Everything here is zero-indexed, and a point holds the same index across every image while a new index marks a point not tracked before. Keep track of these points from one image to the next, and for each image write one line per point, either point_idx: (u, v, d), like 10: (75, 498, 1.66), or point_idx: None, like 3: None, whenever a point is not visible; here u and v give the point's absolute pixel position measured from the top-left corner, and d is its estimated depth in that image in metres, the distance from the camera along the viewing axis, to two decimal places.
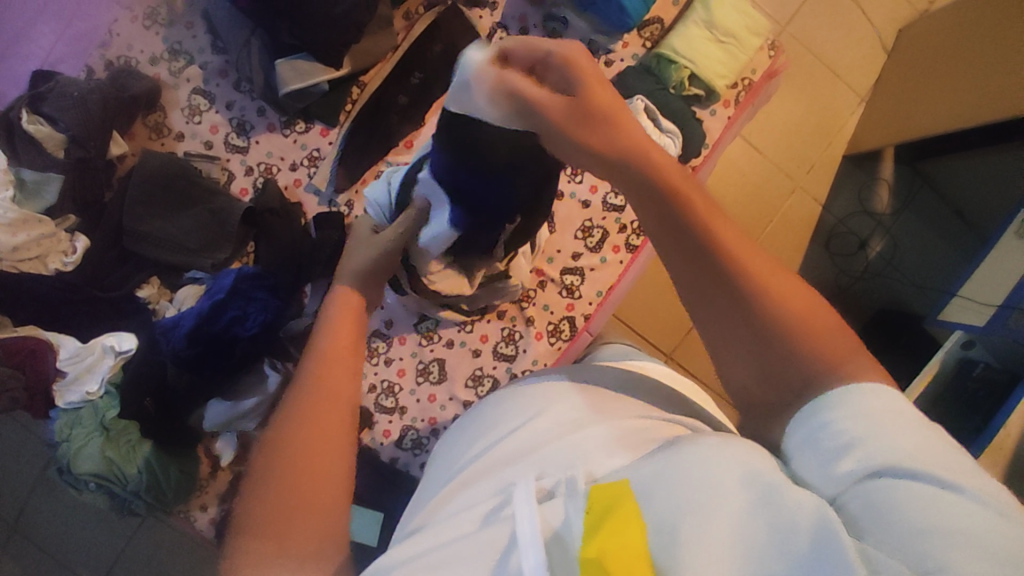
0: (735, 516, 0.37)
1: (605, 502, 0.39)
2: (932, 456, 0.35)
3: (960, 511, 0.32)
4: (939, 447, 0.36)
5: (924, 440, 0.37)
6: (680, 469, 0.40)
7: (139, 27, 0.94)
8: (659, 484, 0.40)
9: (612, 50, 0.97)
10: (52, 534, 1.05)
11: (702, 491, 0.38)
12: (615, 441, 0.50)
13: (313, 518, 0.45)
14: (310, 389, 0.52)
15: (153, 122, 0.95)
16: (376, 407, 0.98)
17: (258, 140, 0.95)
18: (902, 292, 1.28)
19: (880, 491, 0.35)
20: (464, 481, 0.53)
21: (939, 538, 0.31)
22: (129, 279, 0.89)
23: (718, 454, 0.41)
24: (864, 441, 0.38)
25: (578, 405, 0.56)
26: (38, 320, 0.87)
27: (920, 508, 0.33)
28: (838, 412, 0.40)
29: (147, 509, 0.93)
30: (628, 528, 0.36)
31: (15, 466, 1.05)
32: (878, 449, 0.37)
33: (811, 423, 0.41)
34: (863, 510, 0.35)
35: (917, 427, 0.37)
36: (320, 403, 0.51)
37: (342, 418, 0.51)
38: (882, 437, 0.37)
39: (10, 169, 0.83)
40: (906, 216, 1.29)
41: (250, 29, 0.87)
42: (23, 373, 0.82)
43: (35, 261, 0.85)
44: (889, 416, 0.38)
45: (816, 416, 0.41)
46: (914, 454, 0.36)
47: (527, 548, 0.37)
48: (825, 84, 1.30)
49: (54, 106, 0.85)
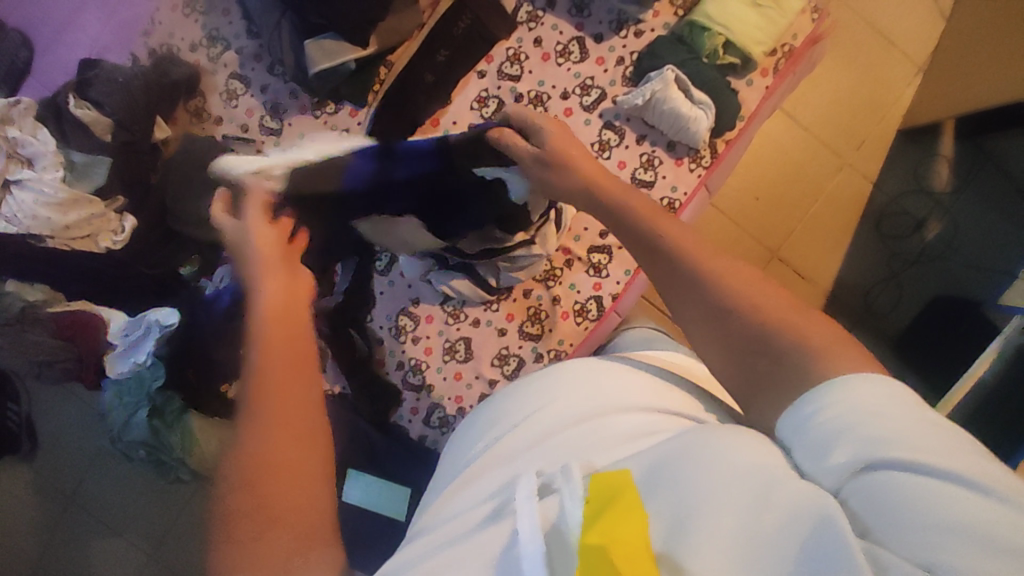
0: (736, 506, 0.38)
1: (603, 496, 0.40)
2: (932, 443, 0.35)
3: (961, 501, 0.32)
4: (940, 433, 0.36)
5: (924, 427, 0.36)
6: (685, 466, 0.41)
7: (179, 15, 0.98)
8: (667, 476, 0.41)
9: (642, 20, 0.94)
10: (109, 501, 1.12)
11: (708, 484, 0.39)
12: (621, 435, 0.50)
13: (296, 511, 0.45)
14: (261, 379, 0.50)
15: (194, 107, 0.98)
16: (404, 384, 0.99)
17: (290, 123, 0.98)
18: (960, 274, 1.19)
19: (877, 485, 0.35)
20: (474, 471, 0.54)
21: (941, 533, 0.31)
22: (173, 257, 0.95)
23: (739, 449, 0.41)
24: (862, 433, 0.38)
25: (589, 396, 0.57)
26: (88, 294, 0.93)
27: (921, 504, 0.33)
28: (833, 404, 0.41)
29: (191, 476, 0.99)
30: (624, 518, 0.38)
31: (74, 437, 1.13)
32: (872, 446, 0.37)
33: (796, 418, 0.42)
34: (863, 507, 0.35)
35: (916, 414, 0.37)
36: (278, 396, 0.49)
37: (301, 402, 0.50)
38: (876, 429, 0.37)
39: (60, 152, 0.88)
40: (969, 194, 1.20)
41: (281, 11, 0.89)
42: (74, 343, 0.91)
43: (87, 239, 0.90)
44: (885, 407, 0.38)
45: (812, 406, 0.42)
46: (910, 445, 0.35)
47: (526, 541, 0.38)
48: (877, 52, 1.22)
49: (100, 92, 0.90)
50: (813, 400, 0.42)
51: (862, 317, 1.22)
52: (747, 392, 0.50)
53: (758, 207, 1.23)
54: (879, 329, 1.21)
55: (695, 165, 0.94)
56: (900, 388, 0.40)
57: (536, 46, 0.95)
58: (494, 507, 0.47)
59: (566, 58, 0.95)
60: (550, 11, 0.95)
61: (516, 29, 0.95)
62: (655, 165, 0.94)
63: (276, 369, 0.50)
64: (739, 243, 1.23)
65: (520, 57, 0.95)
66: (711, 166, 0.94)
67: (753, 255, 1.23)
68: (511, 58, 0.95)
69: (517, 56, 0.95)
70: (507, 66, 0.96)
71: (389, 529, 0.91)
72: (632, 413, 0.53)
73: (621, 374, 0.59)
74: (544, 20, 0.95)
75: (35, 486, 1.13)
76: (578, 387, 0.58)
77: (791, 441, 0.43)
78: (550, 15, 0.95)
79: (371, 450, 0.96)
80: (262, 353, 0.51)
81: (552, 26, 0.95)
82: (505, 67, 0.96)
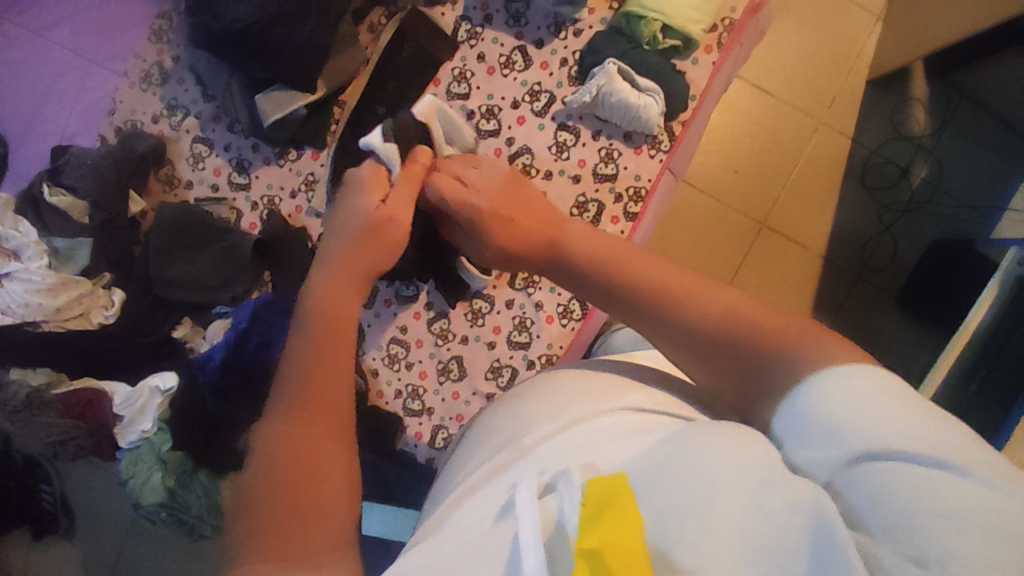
0: (734, 507, 0.38)
1: (604, 497, 0.39)
2: (924, 431, 0.36)
3: (954, 487, 0.33)
4: (928, 421, 0.37)
5: (910, 413, 0.38)
6: (680, 468, 0.41)
7: (137, 91, 1.02)
8: (659, 479, 0.41)
9: (580, 19, 0.95)
10: (147, 567, 1.15)
11: (703, 484, 0.40)
12: (611, 436, 0.50)
13: (315, 530, 0.44)
14: (291, 405, 0.50)
15: (165, 175, 1.01)
16: (404, 411, 1.00)
17: (258, 175, 1.00)
18: (951, 215, 1.17)
19: (874, 478, 0.36)
20: (470, 485, 0.53)
21: (937, 522, 0.32)
22: (164, 323, 0.97)
23: (729, 448, 0.42)
24: (855, 427, 0.39)
25: (580, 399, 0.56)
26: (90, 371, 0.96)
27: (917, 491, 0.34)
28: (820, 397, 0.42)
29: (216, 531, 1.01)
30: (625, 523, 0.36)
31: (106, 509, 1.16)
32: (863, 434, 0.38)
33: (788, 410, 0.44)
34: (859, 494, 0.36)
35: (904, 403, 0.39)
36: (307, 415, 0.50)
37: (336, 409, 0.51)
38: (866, 419, 0.39)
39: (42, 240, 0.93)
40: (950, 132, 1.17)
41: (229, 72, 0.93)
42: (84, 421, 0.94)
43: (80, 318, 0.93)
44: (873, 395, 0.40)
45: (799, 402, 0.43)
46: (901, 431, 0.37)
47: (529, 549, 0.38)
48: (832, 7, 1.21)
49: (72, 176, 0.93)
50: (803, 389, 0.43)
51: (863, 274, 1.19)
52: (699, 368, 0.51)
53: (737, 180, 1.22)
54: (882, 282, 1.19)
55: (654, 151, 0.94)
56: (884, 376, 0.41)
57: (480, 61, 0.96)
58: (493, 512, 0.47)
59: (511, 68, 0.96)
60: (488, 26, 0.96)
61: (458, 49, 0.96)
62: (615, 157, 0.94)
63: (314, 392, 0.51)
64: (725, 220, 1.22)
65: (466, 76, 0.96)
66: (671, 149, 0.94)
67: (740, 228, 1.22)
68: (457, 78, 0.96)
69: (463, 75, 0.96)
70: (455, 86, 0.96)
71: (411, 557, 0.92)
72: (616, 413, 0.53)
73: (606, 377, 0.59)
74: (483, 36, 0.96)
75: (75, 562, 1.17)
76: (568, 392, 0.58)
77: (785, 435, 0.44)
78: (488, 30, 0.96)
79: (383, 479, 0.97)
80: (297, 364, 0.53)
81: (492, 40, 0.96)
82: (453, 87, 0.96)
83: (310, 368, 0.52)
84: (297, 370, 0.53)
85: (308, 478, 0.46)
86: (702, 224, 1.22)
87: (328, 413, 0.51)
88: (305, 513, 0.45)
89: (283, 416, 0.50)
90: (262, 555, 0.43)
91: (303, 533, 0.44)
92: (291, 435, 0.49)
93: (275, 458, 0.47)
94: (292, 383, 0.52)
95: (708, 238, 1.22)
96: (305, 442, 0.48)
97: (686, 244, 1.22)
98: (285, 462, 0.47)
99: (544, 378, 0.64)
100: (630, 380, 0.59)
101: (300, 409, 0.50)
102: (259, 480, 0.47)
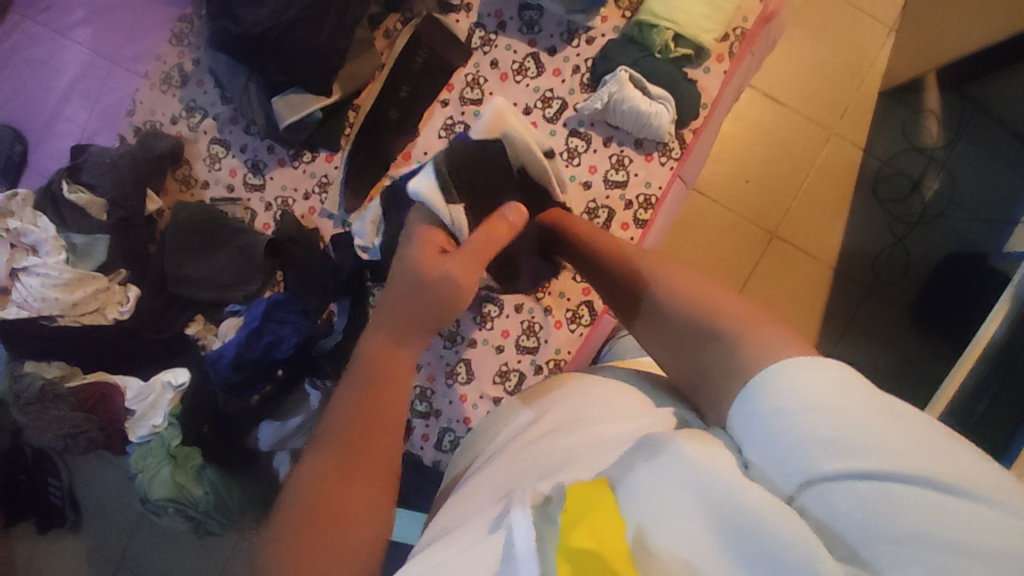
0: (713, 517, 0.38)
1: (584, 503, 0.40)
2: (904, 438, 0.36)
3: (940, 501, 0.33)
4: (908, 428, 0.37)
5: (888, 419, 0.37)
6: (667, 477, 0.42)
7: (157, 92, 1.04)
8: (637, 488, 0.42)
9: (592, 27, 0.96)
10: (153, 562, 1.16)
11: (687, 492, 0.40)
12: (602, 443, 0.50)
13: (346, 548, 0.45)
14: (349, 421, 0.50)
15: (182, 175, 1.03)
16: (412, 412, 1.01)
17: (272, 176, 1.02)
18: (964, 228, 1.16)
19: (861, 499, 0.35)
20: (466, 496, 0.54)
21: (927, 548, 0.32)
22: (177, 320, 0.98)
23: (723, 457, 0.42)
24: (831, 430, 0.38)
25: (574, 405, 0.57)
26: (104, 365, 0.98)
27: (903, 505, 0.34)
28: (789, 402, 0.41)
29: (222, 528, 1.02)
30: (611, 528, 0.37)
31: (113, 504, 1.17)
32: (840, 439, 0.37)
33: (757, 409, 0.42)
34: (841, 503, 0.36)
35: (880, 408, 0.38)
36: (368, 441, 0.49)
37: (390, 435, 0.51)
38: (841, 422, 0.38)
39: (61, 236, 0.94)
40: (963, 145, 1.17)
41: (247, 75, 0.95)
42: (95, 415, 0.95)
43: (95, 313, 0.95)
44: (847, 397, 0.39)
45: (767, 398, 0.42)
46: (882, 438, 0.36)
47: (523, 551, 0.37)
48: (845, 19, 1.21)
49: (91, 174, 0.95)
50: (771, 388, 0.42)
51: (873, 286, 1.19)
52: (707, 373, 0.51)
53: (748, 189, 1.22)
54: (893, 294, 1.18)
55: (665, 158, 0.94)
56: (853, 375, 0.41)
57: (493, 68, 0.98)
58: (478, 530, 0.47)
59: (524, 75, 0.97)
60: (502, 33, 0.98)
61: (472, 55, 0.98)
62: (626, 164, 0.95)
63: (378, 418, 0.51)
64: (734, 229, 1.22)
65: (479, 82, 0.98)
66: (681, 158, 0.94)
67: (750, 237, 1.21)
68: (471, 84, 0.98)
69: (476, 80, 0.98)
70: (468, 91, 0.98)
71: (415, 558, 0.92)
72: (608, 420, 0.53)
73: (601, 384, 0.59)
74: (497, 43, 0.98)
75: (82, 554, 1.18)
76: (562, 403, 0.58)
77: (749, 430, 0.43)
78: (502, 37, 0.98)
79: None
80: (360, 387, 0.53)
81: (505, 47, 0.97)
82: (466, 93, 0.98)
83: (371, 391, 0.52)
84: (362, 388, 0.52)
85: (352, 496, 0.47)
86: (711, 233, 1.22)
87: (381, 437, 0.51)
88: (340, 529, 0.46)
89: (344, 436, 0.49)
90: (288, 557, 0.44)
91: (329, 548, 0.45)
92: (341, 452, 0.49)
93: (321, 471, 0.48)
94: (355, 399, 0.52)
95: (717, 247, 1.22)
96: (355, 462, 0.48)
97: (695, 252, 1.22)
98: (330, 478, 0.47)
99: (542, 386, 0.65)
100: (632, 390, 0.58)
101: (356, 427, 0.50)
102: (308, 490, 0.47)
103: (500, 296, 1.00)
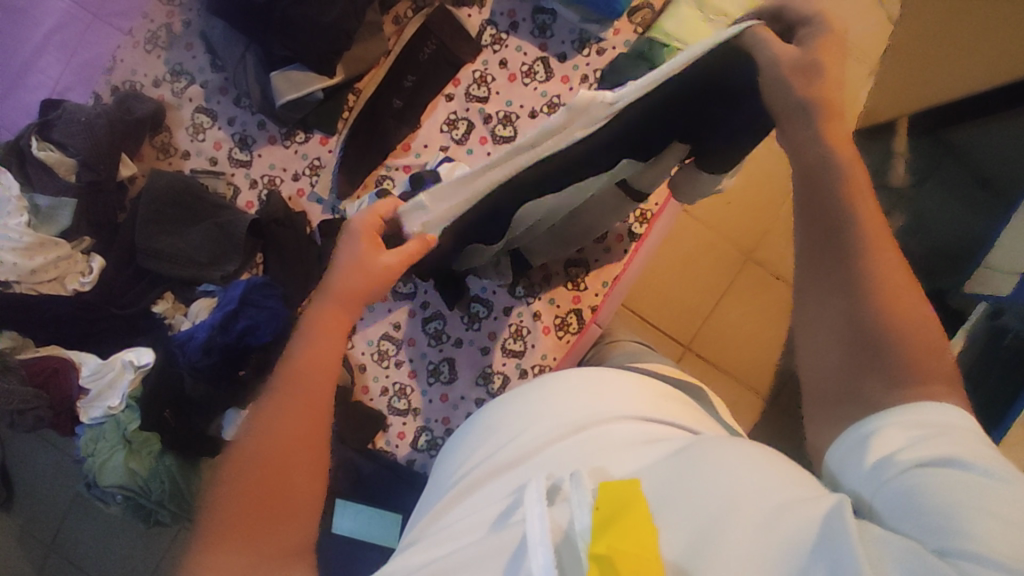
0: (753, 521, 0.38)
1: (615, 504, 0.39)
2: (982, 457, 0.36)
3: (998, 505, 0.33)
4: (985, 451, 0.37)
5: (967, 442, 0.38)
6: (698, 480, 0.41)
7: (141, 52, 0.97)
8: (672, 489, 0.41)
9: (603, 38, 0.96)
10: (89, 549, 1.08)
11: (725, 494, 0.40)
12: (624, 444, 0.50)
13: (284, 522, 0.46)
14: (292, 395, 0.53)
15: (160, 142, 0.97)
16: (389, 409, 0.98)
17: (260, 154, 0.97)
18: (927, 264, 1.22)
19: (916, 487, 0.36)
20: (475, 481, 0.53)
21: (959, 519, 0.33)
22: (144, 295, 0.92)
23: (739, 460, 0.43)
24: (910, 453, 0.39)
25: (594, 402, 0.56)
26: (58, 339, 0.90)
27: (954, 504, 0.34)
28: (876, 431, 0.42)
29: (173, 519, 0.96)
30: (637, 532, 0.37)
31: (49, 485, 1.09)
32: (917, 455, 0.38)
33: (853, 436, 0.43)
34: (896, 512, 0.37)
35: (970, 437, 0.38)
36: (309, 411, 0.52)
37: (329, 405, 0.53)
38: (925, 443, 0.39)
39: (24, 196, 0.87)
40: (928, 187, 1.24)
41: (244, 45, 0.90)
42: (46, 391, 0.87)
43: (54, 282, 0.89)
44: (937, 429, 0.39)
45: (864, 429, 0.43)
46: (955, 453, 0.37)
47: (537, 547, 0.37)
48: None
49: (64, 132, 0.88)
50: (863, 424, 0.43)
51: None
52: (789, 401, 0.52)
53: None
54: None
55: None
56: (956, 413, 0.40)
57: (501, 67, 0.97)
58: (496, 515, 0.47)
59: (532, 78, 0.96)
60: (513, 33, 0.97)
61: (480, 53, 0.96)
62: None
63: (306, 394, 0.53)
64: None
65: (486, 79, 0.97)
66: None
67: (728, 259, 1.19)
68: (478, 81, 0.97)
69: (484, 78, 0.97)
70: (474, 88, 0.97)
71: (380, 558, 0.90)
72: (620, 422, 0.53)
73: (617, 381, 0.60)
74: (507, 43, 0.97)
75: (12, 539, 1.09)
76: (581, 396, 0.57)
77: (837, 452, 0.44)
78: (513, 37, 0.97)
79: (360, 477, 0.95)
80: (302, 373, 0.54)
81: (516, 48, 0.97)
82: (472, 90, 0.97)
83: (307, 375, 0.54)
84: (302, 367, 0.55)
85: (292, 471, 0.49)
86: None
87: (316, 403, 0.53)
88: (275, 501, 0.47)
89: (293, 402, 0.52)
90: (245, 545, 0.44)
91: (269, 527, 0.46)
92: (280, 424, 0.51)
93: (263, 443, 0.50)
94: (298, 382, 0.54)
95: None
96: (290, 431, 0.50)
97: None
98: (271, 450, 0.49)
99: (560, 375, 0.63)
100: (637, 388, 0.59)
101: (298, 403, 0.52)
102: (258, 453, 0.49)
103: (489, 298, 0.99)
